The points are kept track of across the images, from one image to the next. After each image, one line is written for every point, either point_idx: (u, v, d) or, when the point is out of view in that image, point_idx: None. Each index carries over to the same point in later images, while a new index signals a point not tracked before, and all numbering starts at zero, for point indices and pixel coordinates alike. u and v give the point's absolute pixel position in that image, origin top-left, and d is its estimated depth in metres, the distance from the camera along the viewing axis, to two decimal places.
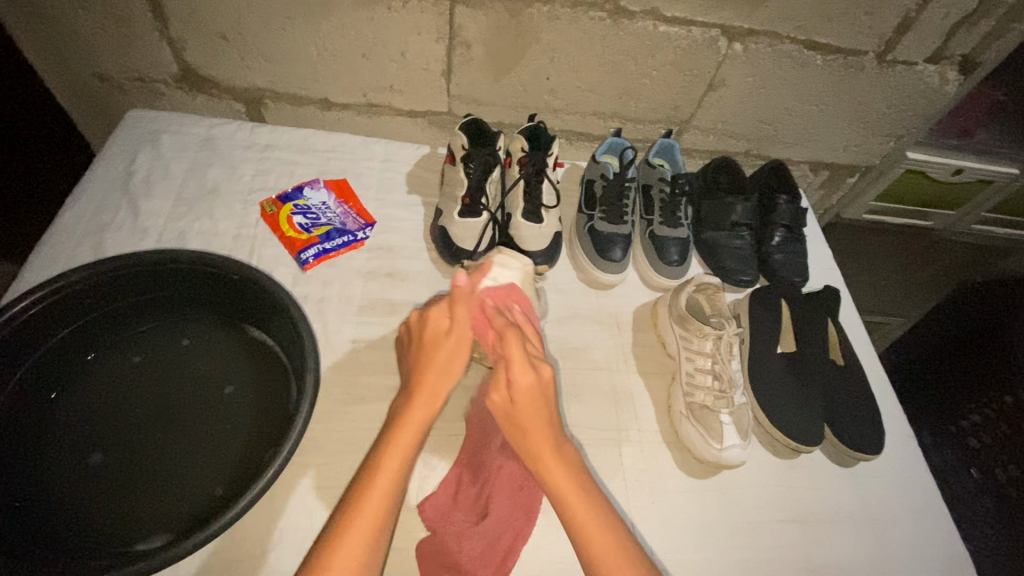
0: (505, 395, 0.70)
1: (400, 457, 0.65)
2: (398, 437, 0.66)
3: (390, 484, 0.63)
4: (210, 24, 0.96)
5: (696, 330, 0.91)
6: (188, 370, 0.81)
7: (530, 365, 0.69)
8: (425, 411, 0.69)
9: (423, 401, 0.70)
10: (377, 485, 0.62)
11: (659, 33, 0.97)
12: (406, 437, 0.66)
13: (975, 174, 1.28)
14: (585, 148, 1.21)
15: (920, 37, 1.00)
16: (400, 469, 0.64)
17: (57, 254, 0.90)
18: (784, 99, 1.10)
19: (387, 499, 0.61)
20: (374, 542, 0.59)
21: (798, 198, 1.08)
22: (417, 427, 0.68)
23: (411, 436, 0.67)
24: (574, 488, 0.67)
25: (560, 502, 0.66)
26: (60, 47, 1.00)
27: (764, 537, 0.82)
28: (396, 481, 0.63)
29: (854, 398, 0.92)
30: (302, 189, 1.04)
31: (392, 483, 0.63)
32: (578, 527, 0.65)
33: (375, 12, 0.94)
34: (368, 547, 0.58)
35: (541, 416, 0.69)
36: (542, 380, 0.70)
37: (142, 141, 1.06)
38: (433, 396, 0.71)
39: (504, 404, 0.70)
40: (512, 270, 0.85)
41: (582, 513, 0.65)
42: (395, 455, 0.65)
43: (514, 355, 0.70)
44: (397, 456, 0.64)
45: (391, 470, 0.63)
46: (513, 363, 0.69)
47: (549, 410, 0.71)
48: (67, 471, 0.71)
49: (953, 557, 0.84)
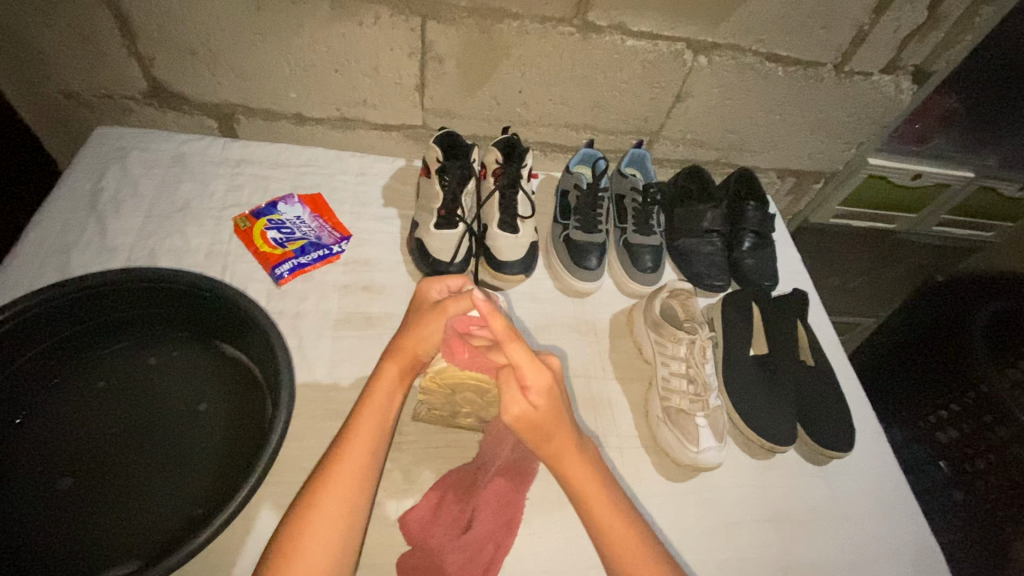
0: (526, 402, 0.68)
1: (376, 414, 0.70)
2: (374, 394, 0.71)
3: (369, 440, 0.68)
4: (179, 41, 0.95)
5: (670, 336, 0.93)
6: (161, 390, 0.79)
7: (539, 362, 0.68)
8: (405, 366, 0.74)
9: (404, 356, 0.75)
10: (357, 436, 0.68)
11: (627, 47, 1.00)
12: (387, 391, 0.72)
13: (933, 178, 1.32)
14: (559, 159, 1.23)
15: (874, 49, 1.05)
16: (381, 424, 0.70)
17: (22, 274, 0.88)
18: (749, 109, 1.13)
19: (367, 450, 0.67)
20: (355, 488, 0.64)
21: (766, 204, 1.11)
22: (394, 380, 0.73)
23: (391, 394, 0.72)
24: (598, 485, 0.71)
25: (579, 496, 0.71)
26: (22, 64, 0.98)
27: (743, 537, 0.83)
28: (377, 437, 0.69)
29: (824, 396, 0.95)
30: (276, 204, 1.03)
31: (373, 435, 0.68)
32: (597, 521, 0.69)
33: (346, 28, 0.94)
34: (350, 491, 0.64)
35: (559, 420, 0.69)
36: (552, 388, 0.68)
37: (110, 158, 1.04)
38: (416, 352, 0.75)
39: (527, 413, 0.68)
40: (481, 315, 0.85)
41: (609, 517, 0.69)
42: (374, 410, 0.70)
43: (518, 359, 0.67)
44: (379, 412, 0.70)
45: (369, 425, 0.69)
46: (522, 366, 0.67)
47: (564, 410, 0.70)
48: (31, 499, 0.68)
49: (924, 551, 0.87)
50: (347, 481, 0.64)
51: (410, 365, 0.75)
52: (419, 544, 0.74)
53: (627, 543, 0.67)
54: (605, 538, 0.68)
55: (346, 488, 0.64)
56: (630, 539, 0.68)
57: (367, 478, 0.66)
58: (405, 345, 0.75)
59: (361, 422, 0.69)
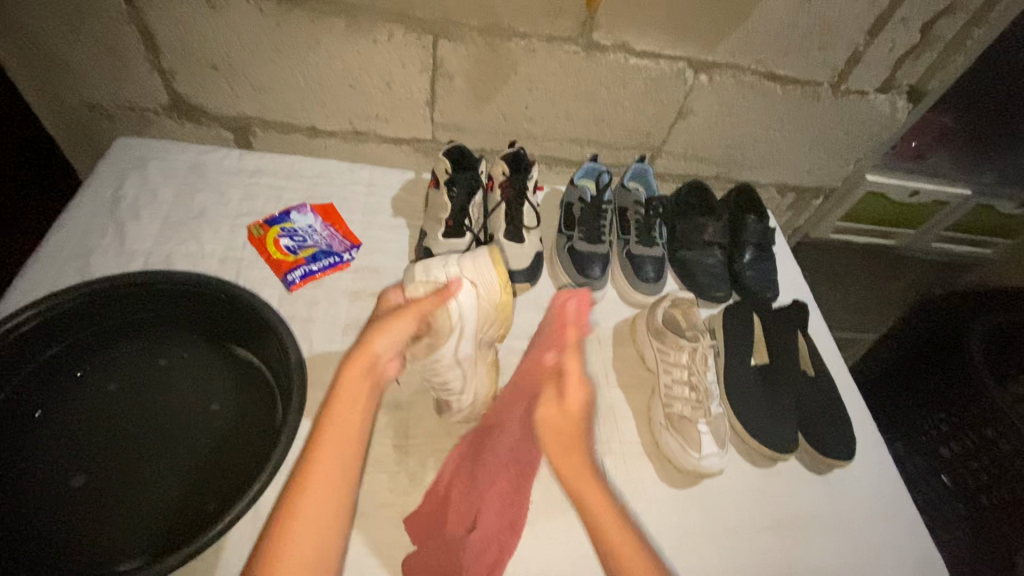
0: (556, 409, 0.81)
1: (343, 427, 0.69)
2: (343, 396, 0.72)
3: (341, 442, 0.68)
4: (201, 56, 0.99)
5: (671, 343, 0.94)
6: (172, 389, 0.81)
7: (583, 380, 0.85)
8: (364, 367, 0.74)
9: (363, 356, 0.74)
10: (323, 450, 0.67)
11: (630, 66, 1.04)
12: (350, 398, 0.72)
13: (930, 195, 1.35)
14: (564, 173, 1.27)
15: (869, 69, 1.08)
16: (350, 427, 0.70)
17: (42, 276, 0.90)
18: (749, 126, 1.17)
19: (336, 463, 0.67)
20: (332, 501, 0.65)
21: (766, 218, 1.14)
22: (359, 394, 0.73)
23: (354, 403, 0.72)
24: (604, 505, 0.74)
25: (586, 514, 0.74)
26: (51, 77, 1.02)
27: (745, 544, 0.84)
28: (343, 447, 0.68)
29: (825, 406, 0.96)
30: (289, 213, 1.06)
31: (341, 445, 0.68)
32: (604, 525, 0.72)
33: (361, 45, 0.98)
34: (324, 498, 0.64)
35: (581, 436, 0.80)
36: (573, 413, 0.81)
37: (129, 167, 1.08)
38: (373, 352, 0.74)
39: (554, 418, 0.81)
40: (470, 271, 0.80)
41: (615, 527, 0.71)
42: (340, 422, 0.70)
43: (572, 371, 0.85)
44: (345, 421, 0.70)
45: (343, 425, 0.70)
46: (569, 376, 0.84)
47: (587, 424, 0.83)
48: (48, 493, 0.70)
49: (925, 559, 0.87)
50: (319, 491, 0.64)
51: (370, 371, 0.74)
52: (425, 543, 0.75)
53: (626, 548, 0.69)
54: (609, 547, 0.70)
55: (322, 502, 0.64)
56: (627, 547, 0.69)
57: (343, 488, 0.66)
58: (366, 345, 0.74)
59: (327, 437, 0.68)
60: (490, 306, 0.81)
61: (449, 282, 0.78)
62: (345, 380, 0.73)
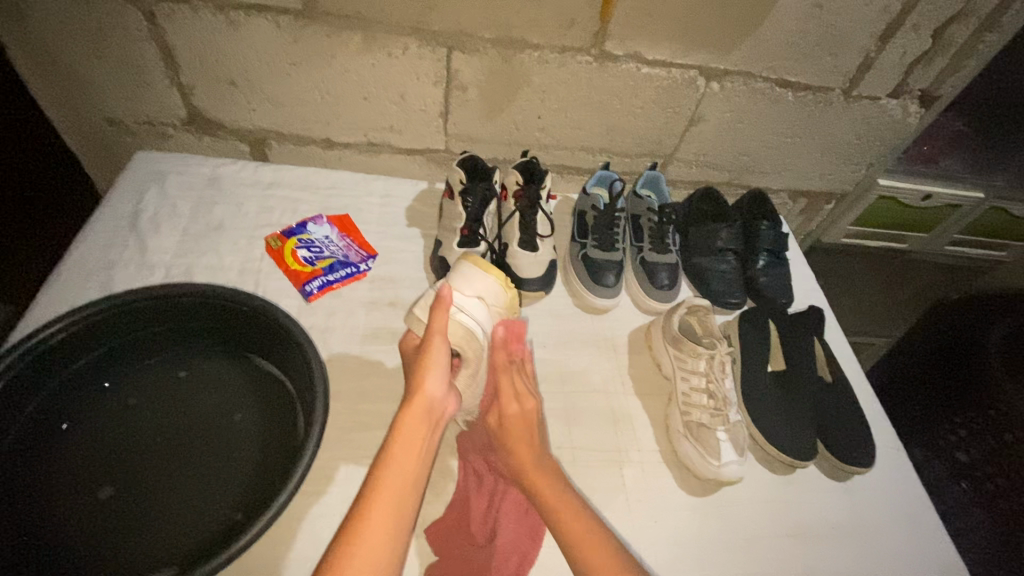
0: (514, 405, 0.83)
1: (397, 474, 0.67)
2: (401, 432, 0.72)
3: (403, 479, 0.67)
4: (219, 71, 1.01)
5: (689, 350, 0.94)
6: (194, 400, 0.82)
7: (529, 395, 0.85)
8: (422, 411, 0.74)
9: (420, 399, 0.75)
10: (382, 497, 0.65)
11: (642, 75, 1.05)
12: (408, 441, 0.71)
13: (944, 199, 1.33)
14: (575, 181, 1.27)
15: (881, 75, 1.08)
16: (416, 460, 0.70)
17: (66, 289, 0.92)
18: (760, 133, 1.17)
19: (393, 509, 0.64)
20: (394, 528, 0.62)
21: (779, 224, 1.13)
22: (411, 438, 0.71)
23: (411, 450, 0.70)
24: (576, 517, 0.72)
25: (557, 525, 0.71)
26: (73, 95, 1.04)
27: (767, 553, 0.83)
28: (405, 486, 0.67)
29: (844, 413, 0.95)
30: (306, 224, 1.08)
31: (401, 485, 0.67)
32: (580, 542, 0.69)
33: (376, 58, 1.00)
34: (387, 535, 0.62)
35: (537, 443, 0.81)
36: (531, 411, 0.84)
37: (149, 181, 1.10)
38: (427, 394, 0.75)
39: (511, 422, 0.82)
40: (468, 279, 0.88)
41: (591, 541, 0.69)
42: (398, 465, 0.68)
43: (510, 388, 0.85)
44: (403, 461, 0.69)
45: (404, 465, 0.68)
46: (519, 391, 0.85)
47: (540, 440, 0.82)
48: (77, 504, 0.71)
49: (951, 568, 0.86)
50: (377, 535, 0.61)
51: (429, 414, 0.75)
52: (446, 556, 0.74)
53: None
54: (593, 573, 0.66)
55: (384, 529, 0.62)
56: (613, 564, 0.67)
57: (403, 515, 0.64)
58: (417, 388, 0.75)
59: (384, 485, 0.66)
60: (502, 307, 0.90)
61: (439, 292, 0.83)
62: (402, 425, 0.72)
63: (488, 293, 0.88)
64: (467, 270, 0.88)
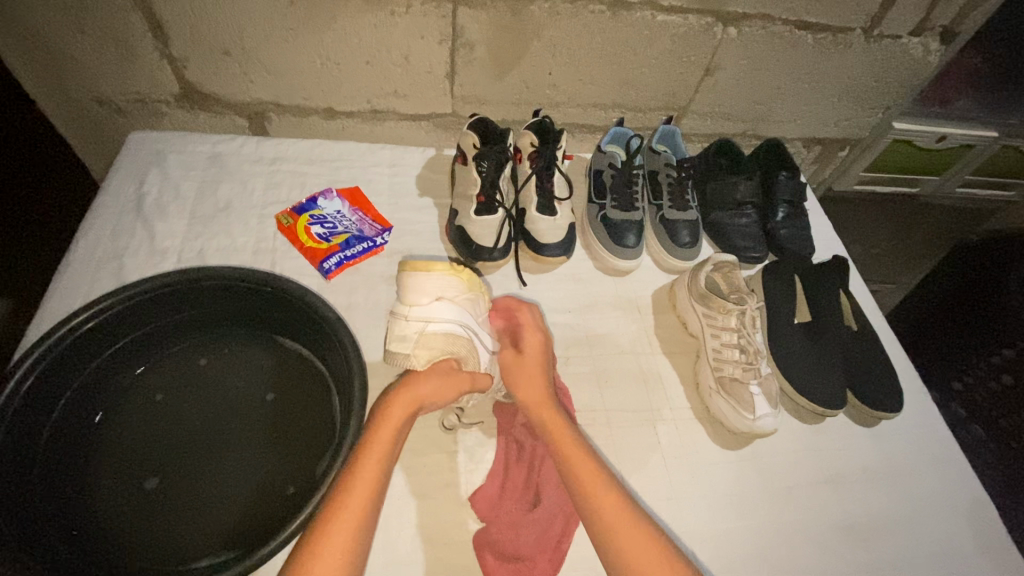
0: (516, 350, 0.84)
1: (381, 456, 0.65)
2: (377, 436, 0.67)
3: (372, 479, 0.63)
4: (212, 41, 0.95)
5: (718, 307, 0.93)
6: (224, 386, 0.82)
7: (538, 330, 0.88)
8: (402, 414, 0.71)
9: (402, 405, 0.71)
10: (360, 481, 0.63)
11: (657, 23, 1.00)
12: (385, 441, 0.67)
13: (956, 139, 1.32)
14: (588, 140, 1.24)
15: (905, 11, 1.04)
16: (384, 455, 0.66)
17: (79, 280, 0.89)
18: (776, 80, 1.13)
19: (370, 493, 0.62)
20: (359, 531, 0.60)
21: (799, 173, 1.11)
22: (399, 424, 0.69)
23: (392, 440, 0.68)
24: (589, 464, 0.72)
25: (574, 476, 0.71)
26: (58, 75, 0.99)
27: (800, 499, 0.85)
28: (375, 487, 0.63)
29: (872, 360, 0.96)
30: (316, 199, 1.04)
31: (372, 485, 0.63)
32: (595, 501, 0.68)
33: (378, 18, 0.94)
34: (364, 518, 0.61)
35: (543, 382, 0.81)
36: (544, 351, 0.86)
37: (148, 162, 1.05)
38: (411, 401, 0.72)
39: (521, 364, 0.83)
40: (429, 290, 0.81)
41: (609, 501, 0.68)
42: (366, 467, 0.64)
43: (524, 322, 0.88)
44: (377, 462, 0.65)
45: (374, 468, 0.64)
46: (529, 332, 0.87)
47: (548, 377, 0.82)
48: (124, 497, 0.71)
49: (977, 501, 0.89)
50: (354, 518, 0.60)
51: (409, 414, 0.72)
52: (493, 521, 0.76)
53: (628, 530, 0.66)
54: (604, 534, 0.66)
55: (348, 532, 0.59)
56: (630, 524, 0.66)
57: (368, 517, 0.61)
58: (398, 395, 0.72)
59: (361, 473, 0.63)
60: (465, 291, 0.84)
61: (439, 361, 0.79)
62: (383, 426, 0.68)
63: (446, 289, 0.82)
64: (414, 277, 0.81)
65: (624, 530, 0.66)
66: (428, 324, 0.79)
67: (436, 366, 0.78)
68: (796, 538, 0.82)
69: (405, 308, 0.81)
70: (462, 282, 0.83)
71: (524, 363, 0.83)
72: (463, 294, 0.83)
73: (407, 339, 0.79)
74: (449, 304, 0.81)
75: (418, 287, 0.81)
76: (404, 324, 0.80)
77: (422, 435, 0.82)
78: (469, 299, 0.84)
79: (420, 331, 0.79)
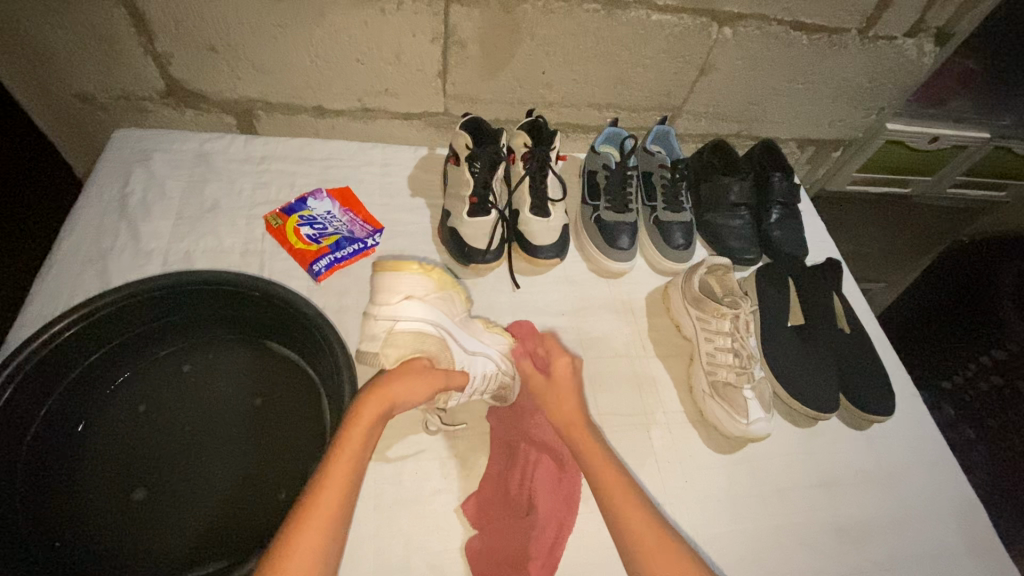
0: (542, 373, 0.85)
1: (352, 455, 0.63)
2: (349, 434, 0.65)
3: (343, 478, 0.62)
4: (197, 37, 0.93)
5: (712, 311, 0.93)
6: (210, 392, 0.80)
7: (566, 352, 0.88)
8: (375, 411, 0.68)
9: (375, 403, 0.68)
10: (330, 484, 0.61)
11: (652, 22, 0.99)
12: (355, 439, 0.65)
13: (949, 140, 1.31)
14: (582, 139, 1.22)
15: (900, 12, 1.03)
16: (355, 453, 0.64)
17: (60, 283, 0.87)
18: (770, 81, 1.13)
19: (342, 493, 0.61)
20: (329, 531, 0.59)
21: (792, 175, 1.10)
22: (371, 421, 0.67)
23: (363, 438, 0.66)
24: (614, 474, 0.73)
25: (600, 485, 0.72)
26: (38, 71, 0.96)
27: (791, 502, 0.85)
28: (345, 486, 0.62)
29: (865, 362, 0.96)
30: (305, 200, 1.02)
31: (342, 485, 0.61)
32: (620, 507, 0.70)
33: (368, 15, 0.92)
34: (334, 516, 0.59)
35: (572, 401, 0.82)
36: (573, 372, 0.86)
37: (133, 161, 1.03)
38: (384, 398, 0.69)
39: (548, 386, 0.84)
40: (397, 288, 0.78)
41: (633, 511, 0.69)
42: (336, 467, 0.62)
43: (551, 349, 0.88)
44: (347, 460, 0.63)
45: (345, 466, 0.63)
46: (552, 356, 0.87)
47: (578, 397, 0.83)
48: (108, 507, 0.70)
49: (966, 502, 0.89)
50: (325, 516, 0.59)
51: (381, 413, 0.69)
52: (485, 528, 0.76)
53: (651, 541, 0.66)
54: (637, 554, 0.66)
55: (317, 533, 0.58)
56: (655, 534, 0.67)
57: (340, 516, 0.60)
58: (372, 392, 0.69)
59: (331, 472, 0.62)
60: (435, 289, 0.81)
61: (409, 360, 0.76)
62: (354, 423, 0.66)
63: (416, 288, 0.79)
64: (382, 277, 0.79)
65: (649, 542, 0.66)
66: (395, 323, 0.77)
67: (404, 365, 0.75)
68: (789, 542, 0.82)
69: (372, 307, 0.78)
70: (430, 281, 0.80)
71: (555, 387, 0.84)
72: (433, 292, 0.80)
73: (376, 338, 0.77)
74: (418, 303, 0.78)
75: (387, 286, 0.78)
76: (373, 323, 0.78)
77: (414, 440, 0.81)
78: (440, 298, 0.81)
79: (388, 329, 0.77)
